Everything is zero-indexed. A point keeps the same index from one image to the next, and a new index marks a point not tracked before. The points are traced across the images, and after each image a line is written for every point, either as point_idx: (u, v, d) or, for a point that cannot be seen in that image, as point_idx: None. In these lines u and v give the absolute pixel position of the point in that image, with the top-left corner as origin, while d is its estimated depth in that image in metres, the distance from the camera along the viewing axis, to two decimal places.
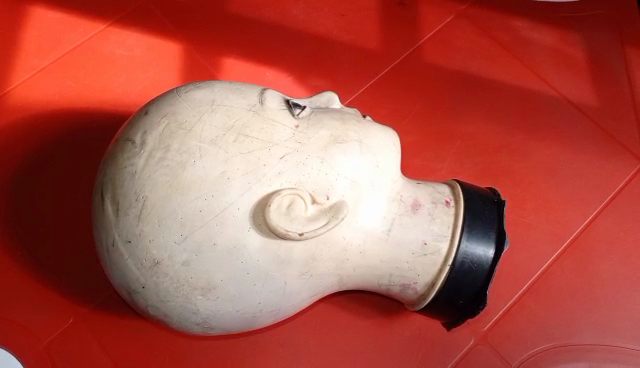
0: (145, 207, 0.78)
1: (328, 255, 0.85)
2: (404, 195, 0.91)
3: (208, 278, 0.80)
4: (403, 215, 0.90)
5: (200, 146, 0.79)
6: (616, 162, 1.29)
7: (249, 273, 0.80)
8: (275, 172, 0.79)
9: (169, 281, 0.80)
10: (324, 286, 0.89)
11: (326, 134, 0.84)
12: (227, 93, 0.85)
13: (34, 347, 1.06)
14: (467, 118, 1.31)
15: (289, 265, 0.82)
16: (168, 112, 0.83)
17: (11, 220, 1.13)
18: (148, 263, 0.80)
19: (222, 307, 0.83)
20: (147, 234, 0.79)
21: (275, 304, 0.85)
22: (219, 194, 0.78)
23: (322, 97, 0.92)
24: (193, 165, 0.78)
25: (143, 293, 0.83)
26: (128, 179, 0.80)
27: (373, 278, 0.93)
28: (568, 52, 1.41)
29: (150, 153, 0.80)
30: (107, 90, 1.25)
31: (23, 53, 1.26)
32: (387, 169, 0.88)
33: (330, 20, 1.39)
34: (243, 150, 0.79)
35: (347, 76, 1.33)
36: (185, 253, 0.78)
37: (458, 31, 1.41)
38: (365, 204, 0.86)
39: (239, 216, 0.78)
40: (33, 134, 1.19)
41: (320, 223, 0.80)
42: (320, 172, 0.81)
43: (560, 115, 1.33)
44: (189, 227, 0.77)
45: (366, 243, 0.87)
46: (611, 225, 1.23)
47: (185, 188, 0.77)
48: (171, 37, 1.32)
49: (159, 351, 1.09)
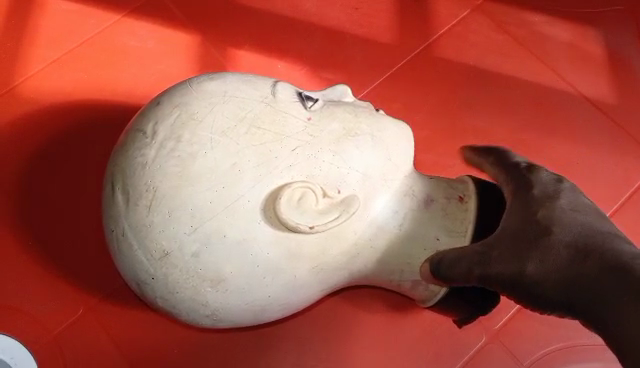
0: (155, 198, 0.78)
1: (338, 250, 0.85)
2: (417, 191, 0.91)
3: (217, 271, 0.79)
4: (416, 211, 0.91)
5: (211, 136, 0.78)
6: (632, 162, 1.29)
7: (259, 266, 0.80)
8: (287, 164, 0.79)
9: (178, 272, 0.80)
10: (334, 280, 0.89)
11: (338, 128, 0.83)
12: (239, 83, 0.84)
13: (43, 337, 1.06)
14: (481, 114, 1.30)
15: (299, 259, 0.82)
16: (179, 103, 0.81)
17: (22, 211, 1.13)
18: (157, 254, 0.79)
19: (232, 300, 0.82)
20: (156, 225, 0.78)
21: (284, 297, 0.85)
22: (229, 186, 0.77)
23: (335, 90, 0.90)
24: (204, 156, 0.77)
25: (153, 284, 0.82)
26: (138, 171, 0.79)
27: (384, 273, 0.94)
28: (586, 48, 1.39)
29: (160, 144, 0.79)
30: (119, 81, 1.24)
31: (35, 43, 1.25)
32: (400, 163, 0.88)
33: (343, 13, 1.38)
34: (255, 141, 0.79)
35: (361, 70, 1.32)
36: (194, 244, 0.78)
37: (473, 26, 1.39)
38: (376, 200, 0.85)
39: (250, 208, 0.78)
40: (46, 125, 1.19)
41: (331, 217, 0.80)
42: (331, 165, 0.81)
43: (576, 112, 1.32)
44: (199, 218, 0.77)
45: (376, 235, 0.88)
46: (625, 226, 1.23)
47: (195, 179, 0.77)
48: (184, 29, 1.31)
49: (167, 344, 1.09)
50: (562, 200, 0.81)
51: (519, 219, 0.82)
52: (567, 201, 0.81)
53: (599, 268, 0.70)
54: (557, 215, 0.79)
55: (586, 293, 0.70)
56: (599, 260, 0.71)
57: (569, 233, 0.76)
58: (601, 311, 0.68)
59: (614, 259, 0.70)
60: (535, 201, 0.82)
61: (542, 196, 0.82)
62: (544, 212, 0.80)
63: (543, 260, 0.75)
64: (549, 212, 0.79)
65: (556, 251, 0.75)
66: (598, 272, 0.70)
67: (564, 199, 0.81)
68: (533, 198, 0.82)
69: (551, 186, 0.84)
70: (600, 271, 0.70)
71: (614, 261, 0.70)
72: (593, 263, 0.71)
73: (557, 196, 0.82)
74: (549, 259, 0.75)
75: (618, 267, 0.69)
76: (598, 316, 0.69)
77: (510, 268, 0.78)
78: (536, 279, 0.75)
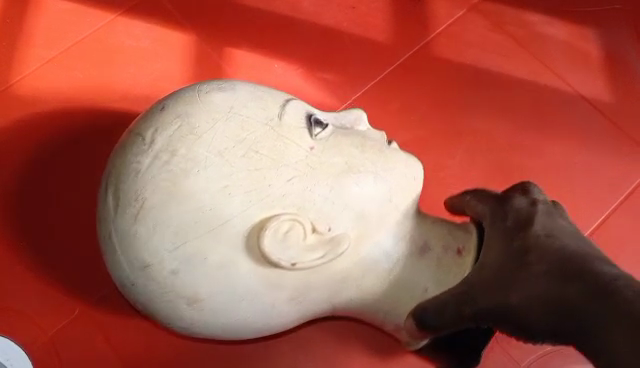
0: (142, 209, 0.78)
1: (322, 283, 0.86)
2: (415, 237, 0.94)
3: (194, 290, 0.80)
4: (409, 257, 0.93)
5: (207, 155, 0.78)
6: (629, 162, 1.28)
7: (236, 291, 0.81)
8: (279, 194, 0.79)
9: (156, 285, 0.81)
10: (315, 308, 0.91)
11: (340, 162, 0.83)
12: (248, 99, 0.83)
13: (39, 339, 1.07)
14: (479, 115, 1.30)
15: (279, 289, 0.83)
16: (182, 113, 0.80)
17: (18, 213, 1.13)
18: (139, 264, 0.80)
19: (206, 318, 0.84)
20: (140, 235, 0.78)
21: (260, 322, 0.86)
22: (217, 208, 0.77)
23: (350, 115, 0.88)
24: (196, 175, 0.77)
25: (131, 288, 0.84)
26: (131, 177, 0.79)
27: (369, 311, 0.97)
28: (584, 47, 1.39)
29: (156, 154, 0.78)
30: (115, 80, 1.24)
31: (29, 42, 1.24)
32: (400, 205, 0.89)
33: (340, 12, 1.37)
34: (251, 166, 0.78)
35: (358, 69, 1.31)
36: (175, 262, 0.78)
37: (471, 25, 1.39)
38: (368, 240, 0.87)
39: (235, 234, 0.78)
40: (42, 126, 1.18)
41: (316, 255, 0.81)
42: (325, 200, 0.81)
43: (574, 112, 1.32)
44: (184, 236, 0.77)
45: (365, 279, 0.91)
46: (623, 225, 1.23)
47: (184, 196, 0.77)
48: (179, 27, 1.30)
49: (163, 347, 1.09)
50: (536, 227, 0.86)
51: (497, 251, 0.87)
52: (541, 227, 0.86)
53: (578, 292, 0.74)
54: (533, 242, 0.84)
55: (571, 318, 0.74)
56: (577, 283, 0.74)
57: (546, 259, 0.80)
58: (584, 329, 0.72)
59: (593, 281, 0.73)
60: (512, 231, 0.87)
61: (516, 225, 0.88)
62: (520, 242, 0.85)
63: (526, 291, 0.80)
64: (523, 242, 0.84)
65: (535, 280, 0.79)
66: (575, 295, 0.74)
67: (539, 225, 0.86)
68: (509, 229, 0.88)
69: (524, 213, 0.89)
70: (578, 293, 0.73)
71: (592, 282, 0.73)
72: (571, 287, 0.75)
73: (531, 224, 0.87)
74: (530, 289, 0.79)
75: (595, 284, 0.73)
76: (581, 337, 0.72)
77: (499, 302, 0.83)
78: (521, 308, 0.80)
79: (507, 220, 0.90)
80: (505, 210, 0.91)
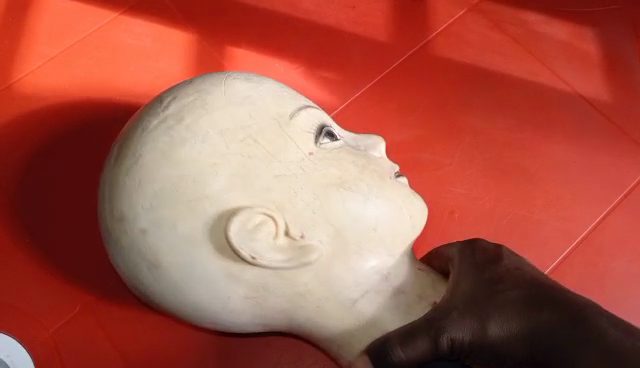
0: (135, 164, 0.80)
1: (283, 292, 0.84)
2: (392, 275, 0.88)
3: (156, 256, 0.80)
4: (378, 292, 0.87)
5: (207, 131, 0.80)
6: (628, 159, 1.29)
7: (194, 272, 0.80)
8: (263, 187, 0.80)
9: (126, 240, 0.81)
10: (271, 317, 0.88)
11: (333, 175, 0.83)
12: (268, 93, 0.85)
13: (39, 335, 1.07)
14: (478, 113, 1.31)
15: (238, 282, 0.82)
16: (202, 89, 0.83)
17: (20, 208, 1.13)
18: (117, 213, 0.81)
19: (162, 289, 0.83)
20: (127, 188, 0.80)
21: (213, 312, 0.85)
22: (199, 182, 0.78)
23: (369, 140, 0.90)
24: (191, 146, 0.79)
25: (107, 238, 0.85)
26: (138, 133, 0.82)
27: (322, 339, 0.90)
28: (582, 46, 1.40)
29: (165, 118, 0.81)
30: (116, 78, 1.24)
31: (32, 40, 1.26)
32: (385, 238, 0.86)
33: (340, 11, 1.38)
34: (244, 152, 0.80)
35: (358, 68, 1.32)
36: (146, 222, 0.79)
37: (470, 24, 1.40)
38: (340, 261, 0.84)
39: (208, 212, 0.79)
40: (46, 123, 1.19)
41: (278, 257, 0.80)
42: (306, 206, 0.81)
43: (572, 111, 1.33)
44: (161, 199, 0.78)
45: (326, 302, 0.86)
46: (622, 223, 1.23)
47: (173, 163, 0.78)
48: (181, 26, 1.31)
49: (162, 343, 1.09)
50: (505, 261, 0.86)
51: (468, 283, 0.84)
52: (510, 262, 0.86)
53: (558, 319, 0.77)
54: (505, 273, 0.84)
55: (554, 347, 0.76)
56: (554, 311, 0.78)
57: (520, 288, 0.81)
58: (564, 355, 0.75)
59: (571, 310, 0.77)
60: (481, 263, 0.86)
61: (485, 259, 0.87)
62: (491, 273, 0.84)
63: (503, 321, 0.79)
64: (495, 273, 0.84)
65: (510, 309, 0.80)
66: (555, 323, 0.77)
67: (507, 260, 0.86)
68: (479, 262, 0.87)
69: (492, 250, 0.88)
70: (559, 321, 0.77)
71: (570, 311, 0.77)
72: (550, 314, 0.78)
73: (499, 258, 0.86)
74: (508, 319, 0.79)
75: (569, 312, 0.77)
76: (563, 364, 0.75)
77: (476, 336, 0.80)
78: (498, 341, 0.79)
79: (473, 255, 0.88)
80: (471, 247, 0.90)
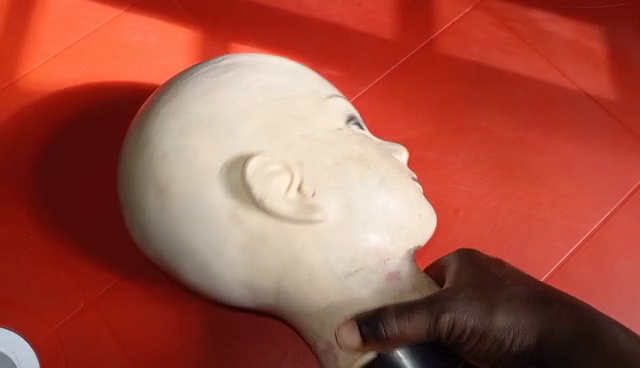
0: (174, 98, 0.84)
1: (279, 249, 0.81)
2: (390, 261, 0.84)
3: (168, 179, 0.81)
4: (372, 272, 0.84)
5: (249, 83, 0.84)
6: (633, 157, 1.28)
7: (200, 207, 0.80)
8: (288, 143, 0.82)
9: (144, 161, 0.83)
10: (260, 283, 0.84)
11: (355, 151, 0.84)
12: (310, 75, 0.89)
13: (43, 332, 1.06)
14: (483, 112, 1.30)
15: (239, 226, 0.81)
16: (253, 56, 0.89)
17: (25, 204, 1.13)
18: (144, 137, 0.84)
19: (163, 223, 0.83)
20: (159, 116, 0.83)
21: (206, 260, 0.83)
22: (228, 124, 0.81)
23: (392, 143, 0.91)
24: (229, 91, 0.83)
25: (125, 162, 0.86)
26: (185, 77, 0.87)
27: (304, 316, 0.86)
28: (588, 44, 1.39)
29: (212, 68, 0.86)
30: (121, 75, 1.24)
31: (37, 38, 1.26)
32: (392, 226, 0.84)
33: (346, 9, 1.37)
34: (278, 109, 0.83)
35: (363, 66, 1.32)
36: (169, 148, 0.81)
37: (475, 22, 1.39)
38: (343, 232, 0.82)
39: (228, 151, 0.80)
40: (51, 120, 1.19)
41: (285, 207, 0.79)
42: (326, 167, 0.82)
43: (578, 109, 1.32)
44: (189, 129, 0.81)
45: (319, 273, 0.82)
46: (627, 222, 1.23)
47: (209, 101, 0.82)
48: (185, 23, 1.31)
49: (165, 341, 1.08)
50: (507, 263, 0.87)
51: (472, 276, 0.85)
52: (511, 265, 0.87)
53: (567, 317, 0.79)
54: (509, 271, 0.85)
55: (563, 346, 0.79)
56: (563, 308, 0.80)
57: (526, 284, 0.82)
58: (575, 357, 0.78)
59: (581, 311, 0.79)
60: (483, 261, 0.87)
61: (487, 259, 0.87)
62: (497, 268, 0.85)
63: (511, 307, 0.80)
64: (500, 270, 0.85)
65: (518, 298, 0.80)
66: (564, 319, 0.79)
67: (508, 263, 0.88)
68: (481, 260, 0.87)
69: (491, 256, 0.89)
70: (569, 319, 0.79)
71: (579, 311, 0.79)
72: (560, 308, 0.80)
73: (501, 260, 0.88)
74: (516, 308, 0.80)
75: (577, 314, 0.79)
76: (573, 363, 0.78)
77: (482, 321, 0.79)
78: (503, 329, 0.80)
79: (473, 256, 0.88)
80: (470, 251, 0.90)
